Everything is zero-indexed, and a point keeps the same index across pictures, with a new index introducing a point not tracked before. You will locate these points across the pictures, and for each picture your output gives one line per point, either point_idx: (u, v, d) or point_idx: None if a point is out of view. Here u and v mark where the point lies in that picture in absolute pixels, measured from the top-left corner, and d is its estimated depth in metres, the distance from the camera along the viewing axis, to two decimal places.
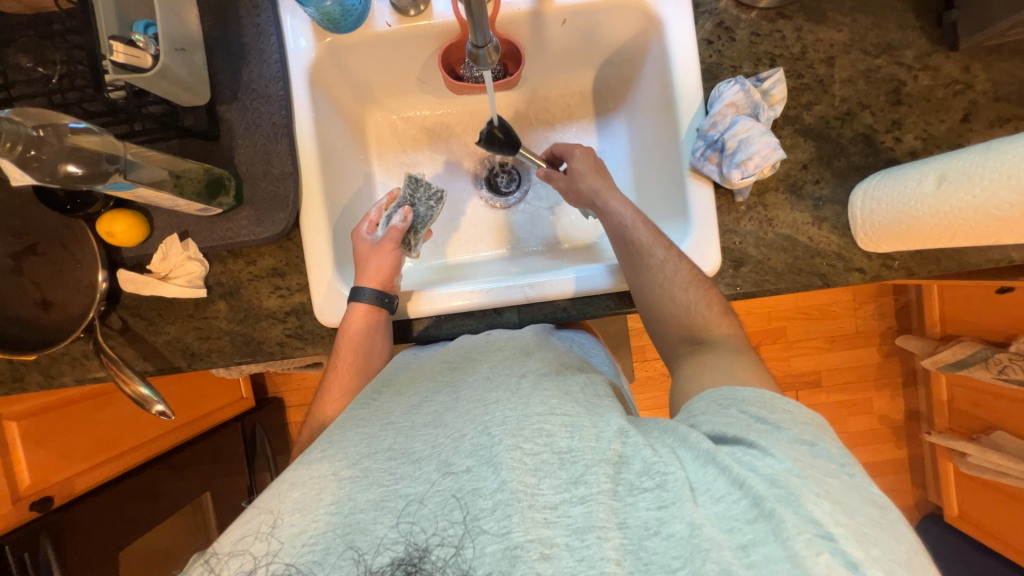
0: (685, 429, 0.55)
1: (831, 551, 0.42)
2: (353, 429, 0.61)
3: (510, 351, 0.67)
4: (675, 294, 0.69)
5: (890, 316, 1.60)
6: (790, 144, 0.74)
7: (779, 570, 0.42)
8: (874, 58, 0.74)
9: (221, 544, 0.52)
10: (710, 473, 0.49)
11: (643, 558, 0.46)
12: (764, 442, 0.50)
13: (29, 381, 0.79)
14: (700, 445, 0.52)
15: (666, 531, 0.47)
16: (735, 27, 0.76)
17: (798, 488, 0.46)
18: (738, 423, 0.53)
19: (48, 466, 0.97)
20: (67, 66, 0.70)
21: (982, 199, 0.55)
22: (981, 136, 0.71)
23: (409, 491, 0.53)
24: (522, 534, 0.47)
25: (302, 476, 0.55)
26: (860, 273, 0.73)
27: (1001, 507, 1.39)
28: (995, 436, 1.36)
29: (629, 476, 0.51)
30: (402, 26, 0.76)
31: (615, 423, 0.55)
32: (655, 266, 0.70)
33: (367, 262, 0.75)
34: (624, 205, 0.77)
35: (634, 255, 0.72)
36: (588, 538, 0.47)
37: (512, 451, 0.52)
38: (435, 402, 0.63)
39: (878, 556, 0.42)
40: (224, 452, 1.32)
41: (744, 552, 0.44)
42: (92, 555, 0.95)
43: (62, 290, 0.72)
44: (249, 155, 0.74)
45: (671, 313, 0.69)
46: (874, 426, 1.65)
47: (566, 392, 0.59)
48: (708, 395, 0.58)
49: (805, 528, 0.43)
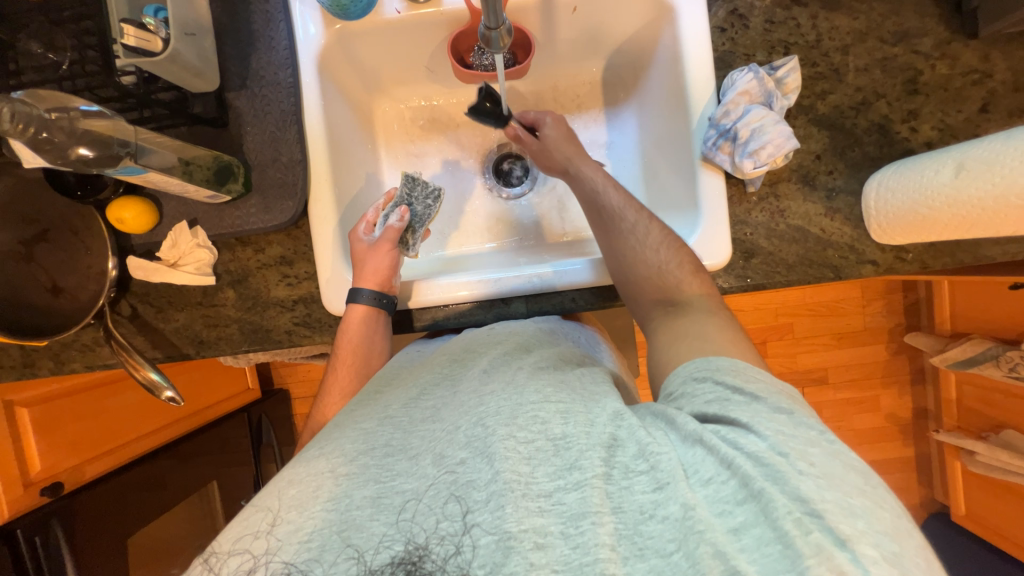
0: (673, 410, 0.54)
1: (821, 529, 0.43)
2: (352, 425, 0.61)
3: (512, 346, 0.67)
4: (648, 256, 0.69)
5: (899, 313, 1.59)
6: (803, 134, 0.73)
7: (771, 552, 0.43)
8: (891, 46, 0.73)
9: (220, 542, 0.52)
10: (698, 454, 0.49)
11: (638, 543, 0.46)
12: (746, 417, 0.50)
13: (40, 367, 0.79)
14: (686, 426, 0.51)
15: (661, 514, 0.47)
16: (748, 15, 0.75)
17: (783, 466, 0.46)
18: (716, 397, 0.53)
19: (57, 451, 0.98)
20: (77, 52, 0.69)
21: (1003, 187, 0.54)
22: (999, 126, 0.70)
23: (405, 486, 0.53)
24: (516, 524, 0.47)
25: (298, 474, 0.55)
26: (873, 266, 0.72)
27: (1008, 506, 1.38)
28: (1005, 435, 1.34)
29: (623, 459, 0.51)
30: (411, 13, 0.75)
31: (611, 407, 0.55)
32: (627, 230, 0.72)
33: (364, 262, 0.74)
34: (596, 171, 0.77)
35: (607, 221, 0.73)
36: (583, 525, 0.47)
37: (504, 440, 0.52)
38: (433, 396, 0.63)
39: (866, 529, 0.43)
40: (229, 443, 1.32)
41: (736, 536, 0.45)
42: (102, 542, 0.96)
43: (72, 277, 0.72)
44: (258, 142, 0.74)
45: (646, 275, 0.69)
46: (881, 424, 1.64)
47: (561, 380, 0.60)
48: (682, 370, 0.59)
49: (794, 506, 0.44)
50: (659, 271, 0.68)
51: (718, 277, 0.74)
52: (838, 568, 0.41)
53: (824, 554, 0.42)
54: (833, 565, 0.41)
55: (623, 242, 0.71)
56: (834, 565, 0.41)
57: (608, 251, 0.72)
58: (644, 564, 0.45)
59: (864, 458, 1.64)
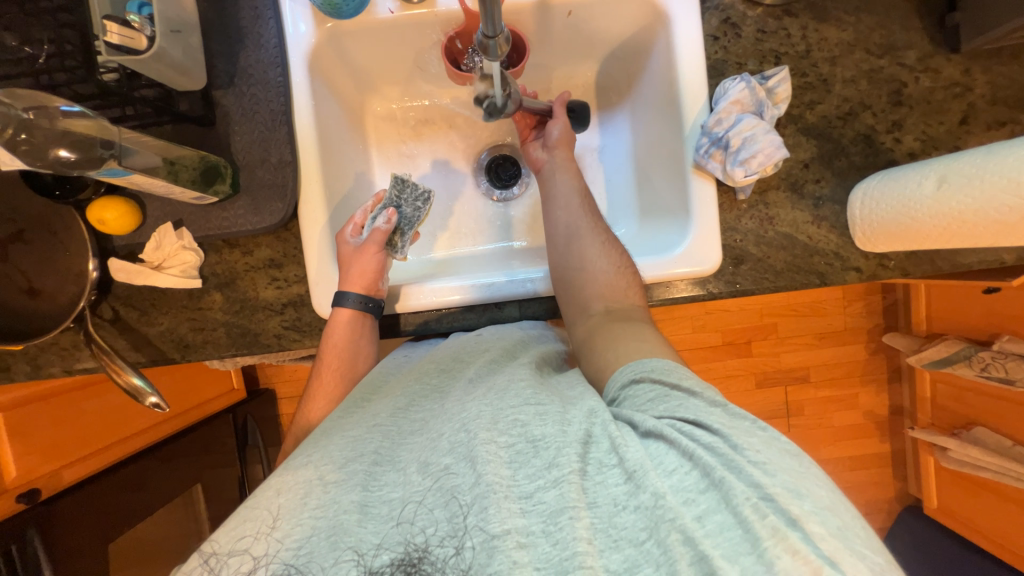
0: (631, 411, 0.56)
1: (774, 512, 0.44)
2: (340, 434, 0.60)
3: (497, 351, 0.67)
4: (596, 260, 0.73)
5: (878, 314, 1.64)
6: (793, 142, 0.75)
7: (733, 536, 0.45)
8: (877, 58, 0.74)
9: (219, 543, 0.52)
10: (660, 447, 0.51)
11: (612, 535, 0.48)
12: (692, 413, 0.53)
13: (16, 371, 0.77)
14: (644, 423, 0.53)
15: (634, 504, 0.49)
16: (741, 24, 0.75)
17: (735, 454, 0.48)
18: (657, 395, 0.56)
19: (34, 457, 0.95)
20: (54, 45, 0.67)
21: (981, 202, 0.56)
22: (978, 138, 0.72)
23: (391, 495, 0.54)
24: (499, 524, 0.48)
25: (287, 482, 0.55)
26: (857, 272, 0.74)
27: (976, 499, 1.44)
28: (976, 432, 1.40)
29: (597, 455, 0.53)
30: (404, 13, 0.74)
31: (586, 406, 0.57)
32: (592, 230, 0.75)
33: (349, 265, 0.73)
34: (574, 176, 0.79)
35: (568, 221, 0.76)
36: (561, 521, 0.48)
37: (486, 444, 0.53)
38: (421, 408, 0.64)
39: (811, 509, 0.45)
40: (213, 444, 1.30)
41: (701, 522, 0.46)
42: (81, 549, 0.93)
43: (50, 279, 0.70)
44: (246, 143, 0.72)
45: (593, 275, 0.72)
46: (859, 421, 1.69)
47: (541, 383, 0.61)
48: (619, 374, 0.61)
49: (751, 493, 0.46)
50: (604, 274, 0.72)
51: (707, 283, 0.75)
52: (792, 547, 0.42)
53: (781, 537, 0.43)
54: (788, 545, 0.42)
55: (588, 239, 0.74)
56: (789, 545, 0.42)
57: (563, 246, 0.75)
58: (620, 555, 0.46)
59: (841, 454, 1.70)
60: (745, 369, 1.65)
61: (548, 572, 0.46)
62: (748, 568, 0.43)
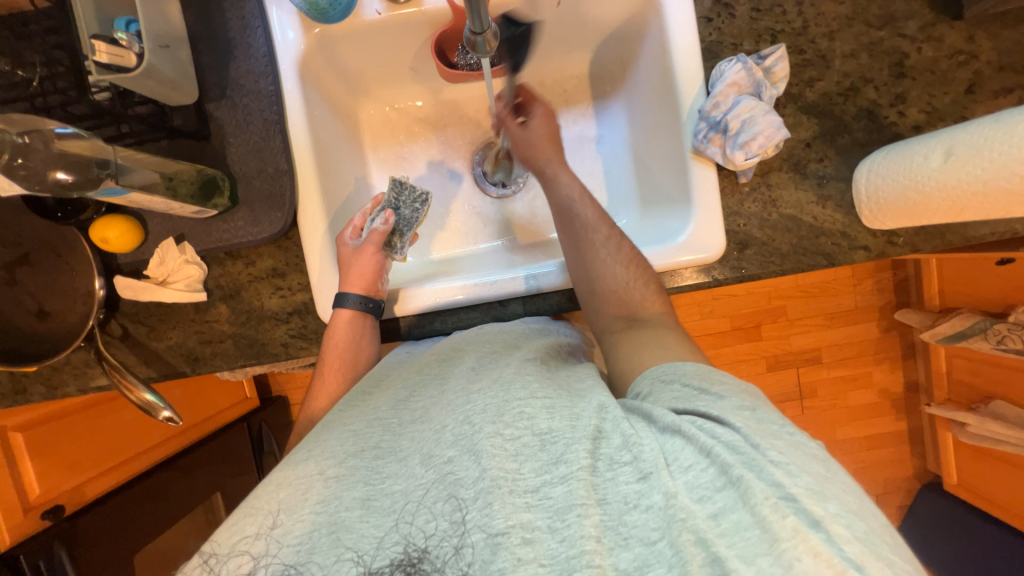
0: (649, 406, 0.55)
1: (795, 512, 0.44)
2: (340, 428, 0.61)
3: (499, 345, 0.67)
4: (611, 274, 0.70)
5: (889, 290, 1.61)
6: (793, 122, 0.73)
7: (749, 536, 0.44)
8: (877, 30, 0.72)
9: (219, 544, 0.51)
10: (677, 443, 0.50)
11: (622, 533, 0.48)
12: (716, 411, 0.52)
13: (32, 393, 0.78)
14: (663, 418, 0.52)
15: (645, 503, 0.48)
16: (734, 3, 0.74)
17: (757, 454, 0.48)
18: (683, 395, 0.55)
19: (55, 476, 0.96)
20: (47, 67, 0.67)
21: (990, 172, 0.55)
22: (986, 107, 0.70)
23: (394, 488, 0.54)
24: (504, 520, 0.48)
25: (288, 477, 0.55)
26: (865, 251, 0.72)
27: (996, 473, 1.42)
28: (994, 406, 1.37)
29: (607, 451, 0.52)
30: (392, 14, 0.74)
31: (595, 401, 0.56)
32: (598, 243, 0.72)
33: (348, 266, 0.73)
34: (572, 181, 0.77)
35: (575, 239, 0.73)
36: (569, 518, 0.48)
37: (491, 438, 0.53)
38: (422, 397, 0.64)
39: (836, 512, 0.44)
40: (230, 452, 1.31)
41: (716, 521, 0.46)
42: (107, 561, 0.95)
43: (57, 300, 0.71)
44: (242, 154, 0.72)
45: (607, 283, 0.70)
46: (874, 400, 1.67)
47: (548, 376, 0.61)
48: (650, 372, 0.60)
49: (770, 492, 0.45)
50: (618, 278, 0.70)
51: (712, 269, 0.74)
52: (813, 549, 0.42)
53: (799, 536, 0.43)
54: (808, 546, 0.42)
55: (593, 253, 0.71)
56: (809, 546, 0.42)
57: (574, 256, 0.73)
58: (630, 553, 0.47)
59: (857, 434, 1.68)
60: (755, 353, 1.63)
61: (553, 568, 0.46)
62: (764, 569, 0.42)
